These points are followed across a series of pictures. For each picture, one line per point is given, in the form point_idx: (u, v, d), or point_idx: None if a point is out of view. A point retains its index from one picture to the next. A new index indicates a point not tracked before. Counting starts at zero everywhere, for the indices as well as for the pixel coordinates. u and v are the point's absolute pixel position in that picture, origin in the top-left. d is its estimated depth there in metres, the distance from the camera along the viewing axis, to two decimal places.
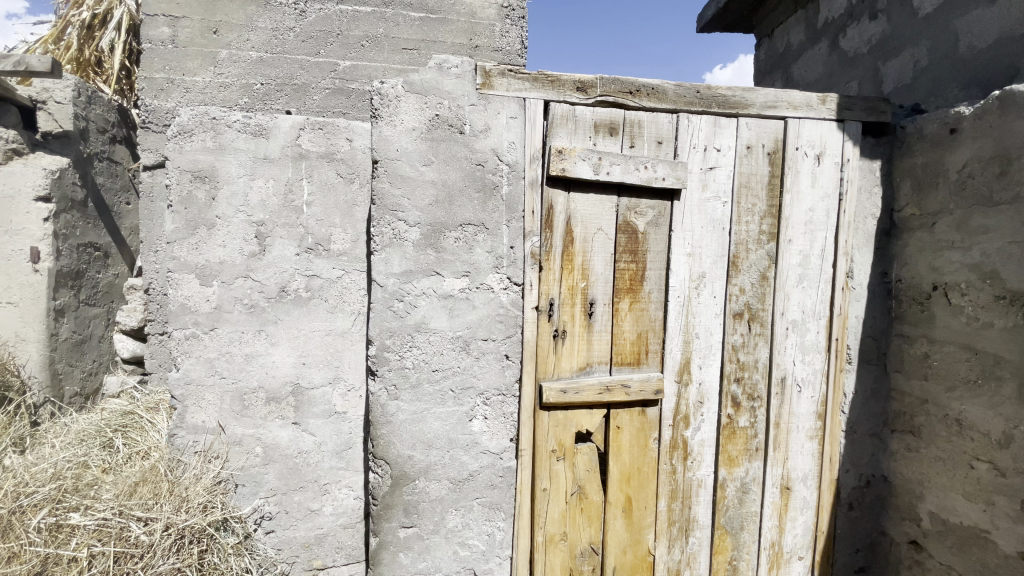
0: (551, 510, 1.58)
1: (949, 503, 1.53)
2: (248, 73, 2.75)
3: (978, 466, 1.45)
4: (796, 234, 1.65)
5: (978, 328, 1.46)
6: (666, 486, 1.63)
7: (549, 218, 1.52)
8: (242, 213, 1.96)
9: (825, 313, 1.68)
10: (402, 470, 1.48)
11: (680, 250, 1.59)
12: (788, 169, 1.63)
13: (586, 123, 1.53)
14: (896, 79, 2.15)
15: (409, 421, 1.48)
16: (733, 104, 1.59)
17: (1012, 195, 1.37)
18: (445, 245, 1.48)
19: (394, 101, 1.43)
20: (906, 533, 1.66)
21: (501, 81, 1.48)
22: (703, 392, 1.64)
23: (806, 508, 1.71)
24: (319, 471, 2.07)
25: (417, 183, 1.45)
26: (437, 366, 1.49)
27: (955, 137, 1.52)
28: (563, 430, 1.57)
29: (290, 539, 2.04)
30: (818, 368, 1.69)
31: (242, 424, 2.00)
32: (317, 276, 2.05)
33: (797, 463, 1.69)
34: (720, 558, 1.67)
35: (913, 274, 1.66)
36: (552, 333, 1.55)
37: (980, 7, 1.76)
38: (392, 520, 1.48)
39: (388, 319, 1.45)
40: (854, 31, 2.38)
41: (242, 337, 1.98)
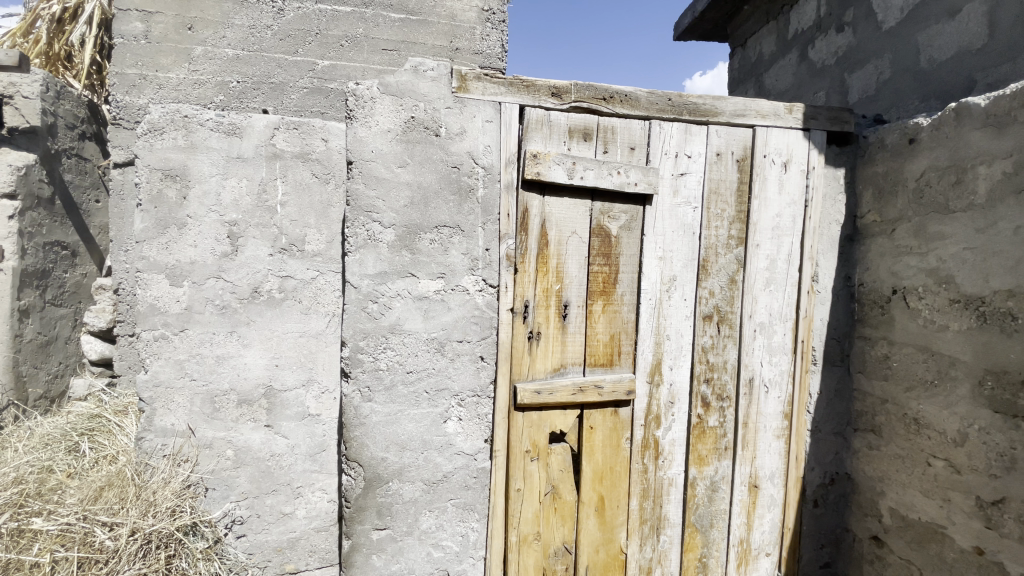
0: (525, 510, 1.59)
1: (908, 499, 1.59)
2: (224, 70, 2.70)
3: (934, 463, 1.51)
4: (764, 238, 1.70)
5: (935, 331, 1.52)
6: (638, 485, 1.66)
7: (524, 221, 1.54)
8: (214, 213, 1.93)
9: (791, 316, 1.73)
10: (375, 472, 1.48)
11: (652, 253, 1.63)
12: (755, 175, 1.68)
13: (561, 128, 1.55)
14: (861, 90, 2.23)
15: (383, 423, 1.48)
16: (703, 112, 1.63)
17: (966, 203, 1.44)
18: (420, 247, 1.48)
19: (369, 103, 1.43)
20: (868, 529, 1.72)
21: (477, 85, 1.49)
22: (674, 392, 1.67)
23: (773, 506, 1.75)
24: (292, 474, 2.05)
25: (392, 185, 1.45)
26: (411, 368, 1.49)
27: (913, 146, 1.59)
28: (537, 430, 1.59)
29: (262, 544, 2.02)
30: (785, 368, 1.74)
31: (213, 427, 1.97)
32: (291, 277, 2.03)
33: (765, 461, 1.74)
34: (690, 555, 1.70)
35: (874, 278, 1.72)
36: (526, 334, 1.56)
37: (940, 22, 1.84)
38: (365, 523, 1.48)
39: (362, 321, 1.45)
40: (822, 42, 2.46)
41: (214, 338, 1.95)
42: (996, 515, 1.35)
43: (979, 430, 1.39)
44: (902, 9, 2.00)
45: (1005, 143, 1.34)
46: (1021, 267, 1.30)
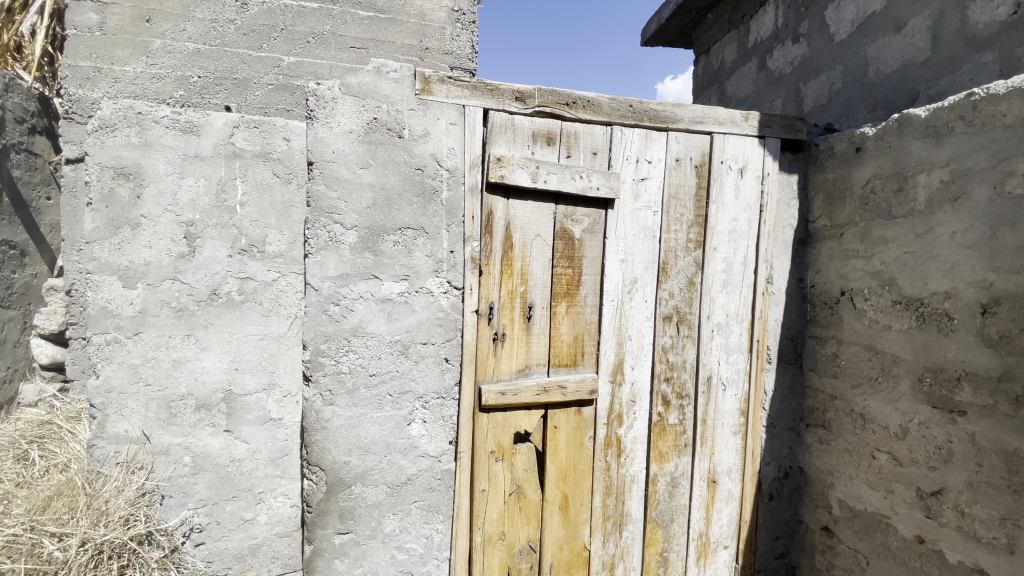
0: (489, 510, 1.60)
1: (855, 491, 1.66)
2: (184, 65, 2.62)
3: (879, 456, 1.59)
4: (721, 242, 1.75)
5: (879, 330, 1.59)
6: (601, 483, 1.69)
7: (488, 224, 1.55)
8: (170, 212, 1.89)
9: (747, 316, 1.80)
10: (338, 477, 1.47)
11: (615, 256, 1.66)
12: (713, 181, 1.73)
13: (524, 132, 1.57)
14: (815, 99, 2.32)
15: (345, 427, 1.47)
16: (663, 119, 1.67)
17: (907, 209, 1.52)
18: (383, 249, 1.47)
19: (330, 103, 1.42)
20: (819, 520, 1.79)
21: (441, 87, 1.49)
22: (636, 391, 1.71)
23: (730, 500, 1.81)
24: (253, 480, 2.01)
25: (354, 186, 1.44)
26: (374, 371, 1.48)
27: (859, 154, 1.66)
28: (501, 431, 1.60)
29: (221, 552, 1.97)
30: (741, 367, 1.80)
31: (170, 433, 1.92)
32: (251, 279, 1.99)
33: (722, 457, 1.80)
34: (651, 550, 1.75)
35: (824, 280, 1.79)
36: (491, 336, 1.57)
37: (887, 36, 1.93)
38: (327, 527, 1.46)
39: (323, 323, 1.43)
40: (779, 52, 2.55)
41: (170, 341, 1.90)
42: (935, 505, 1.43)
43: (919, 425, 1.47)
44: (853, 23, 2.09)
45: (943, 153, 1.42)
46: (957, 270, 1.38)
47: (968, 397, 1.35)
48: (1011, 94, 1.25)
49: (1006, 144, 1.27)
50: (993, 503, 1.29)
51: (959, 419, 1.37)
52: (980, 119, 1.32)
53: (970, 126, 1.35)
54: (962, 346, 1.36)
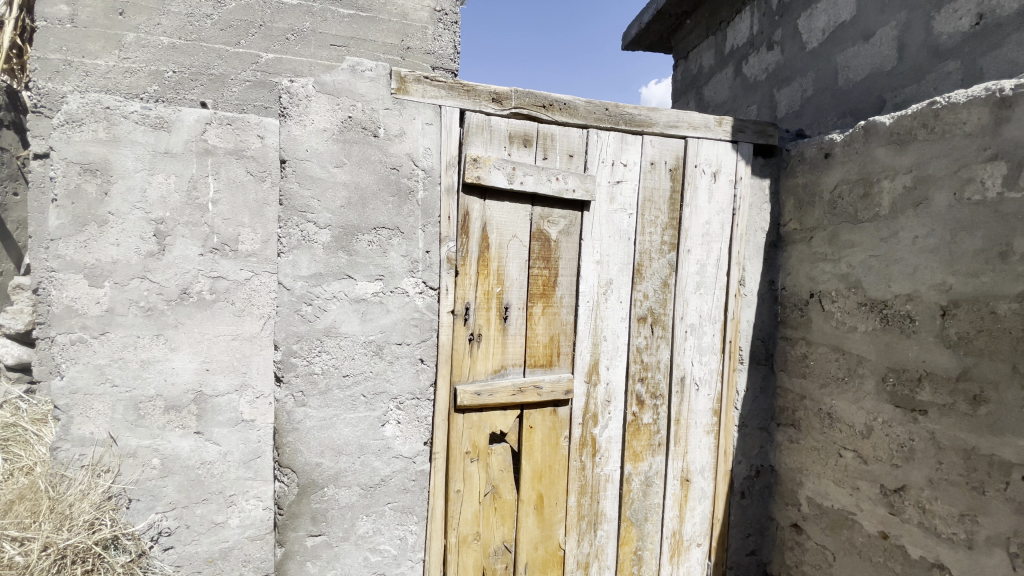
0: (464, 510, 1.59)
1: (823, 489, 1.70)
2: (159, 59, 2.57)
3: (845, 455, 1.63)
4: (694, 244, 1.78)
5: (845, 331, 1.63)
6: (576, 482, 1.71)
7: (464, 224, 1.55)
8: (139, 209, 1.85)
9: (720, 317, 1.83)
10: (310, 478, 1.46)
11: (590, 257, 1.67)
12: (686, 184, 1.76)
13: (501, 133, 1.57)
14: (788, 105, 2.37)
15: (317, 428, 1.45)
16: (638, 122, 1.69)
17: (872, 214, 1.56)
18: (357, 248, 1.46)
19: (304, 101, 1.40)
20: (789, 517, 1.83)
21: (417, 87, 1.49)
22: (611, 391, 1.72)
23: (703, 498, 1.84)
24: (224, 482, 1.98)
25: (328, 185, 1.43)
26: (348, 372, 1.47)
27: (828, 160, 1.70)
28: (477, 431, 1.60)
29: (191, 556, 1.93)
30: (714, 367, 1.83)
31: (138, 434, 1.88)
32: (223, 278, 1.96)
33: (695, 456, 1.82)
34: (626, 548, 1.76)
35: (794, 282, 1.83)
36: (467, 336, 1.57)
37: (857, 45, 1.98)
38: (299, 529, 1.45)
39: (295, 323, 1.42)
40: (754, 59, 2.59)
41: (138, 342, 1.86)
42: (897, 501, 1.47)
43: (883, 424, 1.51)
44: (824, 31, 2.14)
45: (906, 159, 1.46)
46: (919, 273, 1.42)
47: (929, 397, 1.39)
48: (970, 103, 1.30)
49: (965, 151, 1.31)
50: (952, 499, 1.33)
51: (920, 417, 1.41)
52: (942, 126, 1.37)
53: (932, 134, 1.39)
54: (924, 347, 1.40)
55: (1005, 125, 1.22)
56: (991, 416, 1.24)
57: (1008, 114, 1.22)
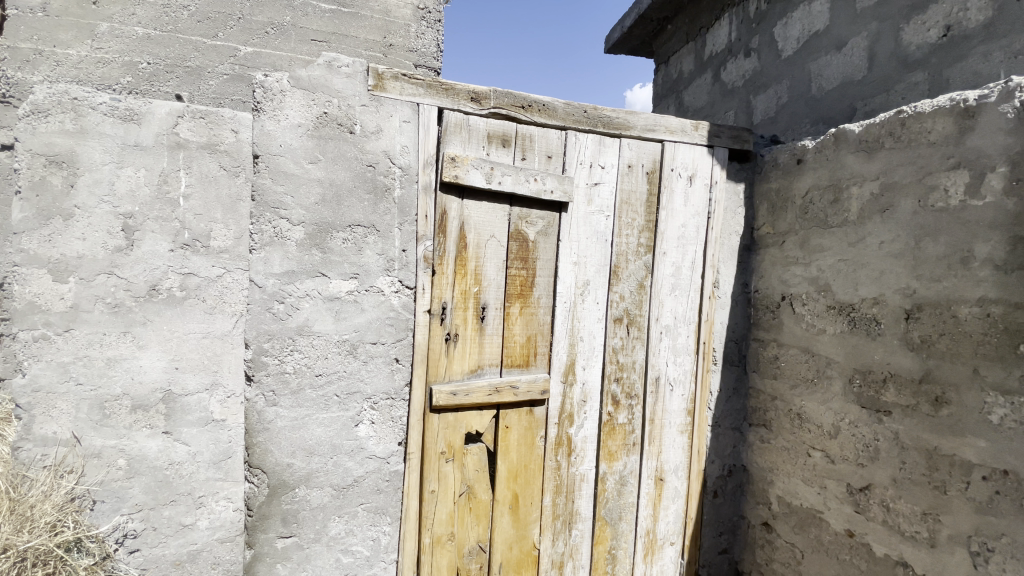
0: (438, 511, 1.59)
1: (793, 488, 1.73)
2: (133, 50, 2.51)
3: (813, 454, 1.66)
4: (670, 247, 1.80)
5: (815, 334, 1.67)
6: (551, 482, 1.71)
7: (442, 223, 1.54)
8: (106, 203, 1.80)
9: (694, 319, 1.85)
10: (280, 479, 1.43)
11: (568, 258, 1.68)
12: (663, 188, 1.78)
13: (479, 133, 1.57)
14: (763, 111, 2.41)
15: (288, 428, 1.43)
16: (616, 125, 1.71)
17: (842, 219, 1.60)
18: (331, 246, 1.44)
19: (278, 96, 1.38)
20: (760, 516, 1.86)
21: (394, 84, 1.48)
22: (587, 391, 1.74)
23: (677, 497, 1.86)
24: (193, 483, 1.95)
25: (302, 181, 1.41)
26: (321, 371, 1.45)
27: (800, 166, 1.74)
28: (452, 432, 1.59)
29: (157, 558, 1.88)
30: (688, 368, 1.85)
31: (103, 434, 1.83)
32: (194, 275, 1.94)
33: (669, 455, 1.84)
34: (600, 547, 1.77)
35: (767, 285, 1.87)
36: (443, 336, 1.56)
37: (829, 54, 2.03)
38: (269, 531, 1.43)
39: (267, 322, 1.40)
40: (732, 65, 2.64)
41: (105, 339, 1.81)
42: (863, 500, 1.51)
43: (850, 424, 1.55)
44: (799, 40, 2.19)
45: (874, 166, 1.50)
46: (885, 278, 1.46)
47: (893, 398, 1.43)
48: (935, 113, 1.34)
49: (930, 160, 1.36)
50: (915, 498, 1.37)
51: (885, 418, 1.45)
52: (908, 135, 1.41)
53: (899, 142, 1.43)
54: (889, 349, 1.44)
55: (969, 135, 1.27)
56: (952, 417, 1.29)
57: (972, 124, 1.26)
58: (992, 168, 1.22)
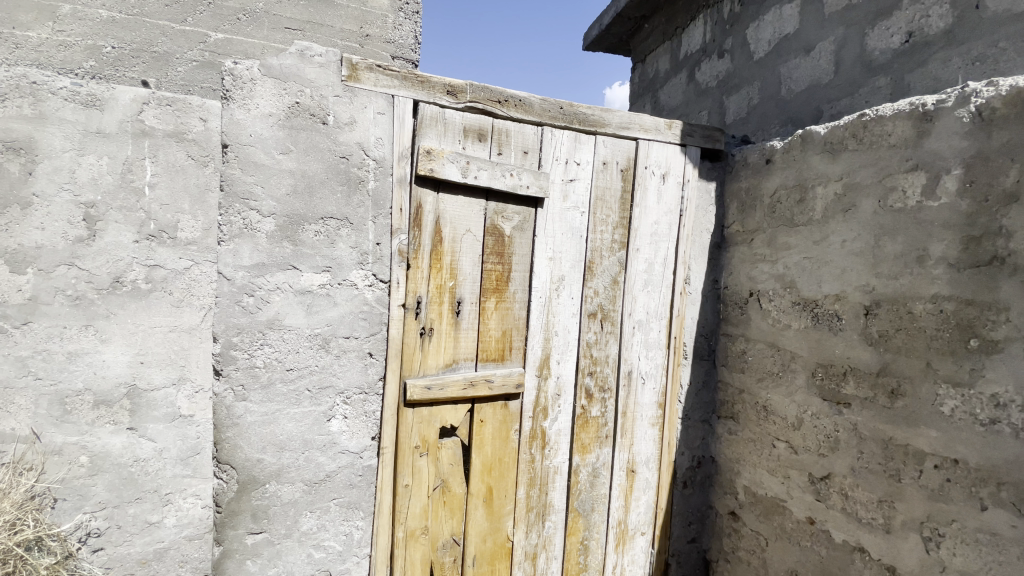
0: (412, 505, 1.59)
1: (758, 478, 1.79)
2: (97, 33, 2.42)
3: (778, 445, 1.72)
4: (643, 243, 1.84)
5: (780, 329, 1.72)
6: (525, 475, 1.73)
7: (417, 216, 1.53)
8: (66, 191, 1.74)
9: (666, 314, 1.89)
10: (250, 475, 1.41)
11: (543, 253, 1.69)
12: (637, 185, 1.81)
13: (455, 127, 1.56)
14: (735, 112, 2.46)
15: (259, 423, 1.41)
16: (592, 122, 1.73)
17: (807, 218, 1.65)
18: (303, 238, 1.42)
19: (248, 84, 1.35)
20: (727, 506, 1.92)
21: (369, 75, 1.46)
22: (561, 385, 1.76)
23: (648, 488, 1.91)
24: (160, 480, 1.92)
25: (273, 172, 1.39)
26: (292, 365, 1.44)
27: (769, 166, 1.79)
28: (427, 426, 1.59)
29: (123, 557, 1.87)
30: (659, 362, 1.89)
31: (64, 430, 1.78)
32: (160, 267, 1.89)
33: (641, 447, 1.88)
34: (573, 538, 1.80)
35: (736, 281, 1.92)
36: (418, 331, 1.56)
37: (798, 57, 2.09)
38: (238, 527, 1.41)
39: (236, 315, 1.37)
40: (706, 66, 2.68)
41: (65, 332, 1.75)
42: (824, 488, 1.57)
43: (812, 416, 1.60)
44: (770, 42, 2.24)
45: (838, 167, 1.56)
46: (846, 275, 1.52)
47: (852, 390, 1.49)
48: (895, 116, 1.40)
49: (890, 162, 1.41)
50: (872, 486, 1.43)
51: (845, 409, 1.51)
52: (870, 138, 1.47)
53: (862, 144, 1.49)
54: (850, 344, 1.50)
55: (926, 138, 1.33)
56: (907, 408, 1.35)
57: (929, 128, 1.32)
58: (947, 170, 1.28)
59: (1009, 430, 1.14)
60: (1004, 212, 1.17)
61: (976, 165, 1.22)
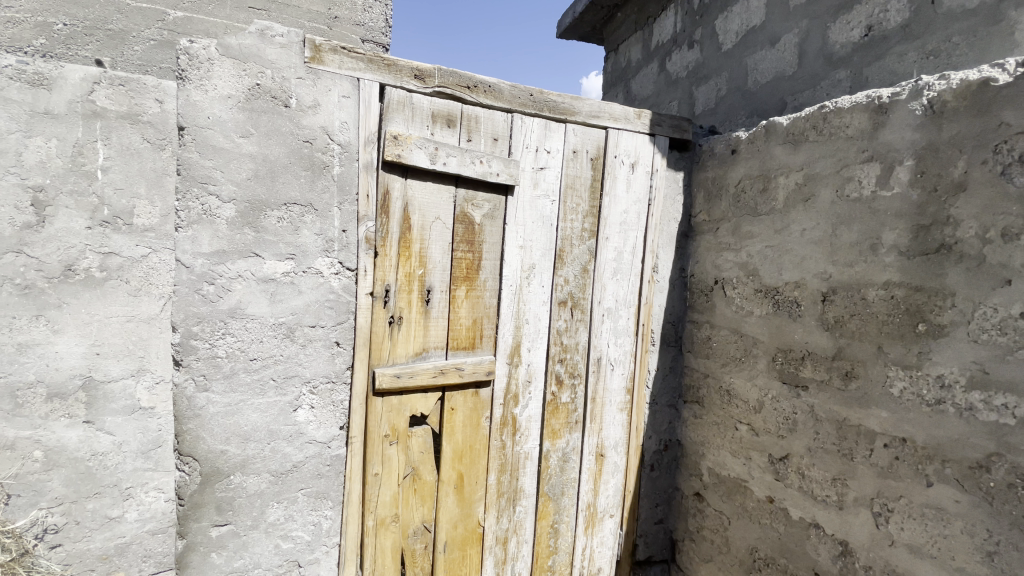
0: (382, 493, 1.59)
1: (722, 460, 1.85)
2: (47, 9, 2.29)
3: (740, 428, 1.77)
4: (613, 232, 1.86)
5: (743, 316, 1.77)
6: (496, 461, 1.74)
7: (384, 203, 1.51)
8: (14, 174, 1.78)
9: (634, 302, 1.92)
10: (214, 467, 1.39)
11: (514, 241, 1.70)
12: (607, 174, 1.82)
13: (423, 112, 1.54)
14: (703, 102, 2.50)
15: (221, 414, 1.38)
16: (562, 110, 1.73)
17: (770, 207, 1.69)
18: (266, 225, 1.39)
19: (205, 65, 1.30)
20: (692, 487, 1.98)
21: (333, 57, 1.43)
22: (531, 371, 1.77)
23: (616, 472, 1.95)
24: (120, 474, 1.99)
25: (233, 156, 1.35)
26: (256, 355, 1.41)
27: (734, 156, 1.83)
28: (396, 415, 1.59)
29: (82, 553, 1.95)
30: (628, 349, 1.93)
31: (16, 426, 1.82)
32: (115, 254, 1.94)
33: (610, 432, 1.92)
34: (543, 522, 1.84)
35: (701, 269, 1.96)
36: (387, 319, 1.55)
37: (764, 49, 2.13)
38: (202, 520, 1.38)
39: (195, 304, 1.33)
40: (677, 56, 2.71)
41: (14, 323, 1.80)
42: (782, 468, 1.63)
43: (772, 399, 1.66)
44: (737, 34, 2.27)
45: (799, 158, 1.60)
46: (805, 263, 1.57)
47: (809, 374, 1.55)
48: (854, 108, 1.44)
49: (848, 153, 1.46)
50: (826, 465, 1.49)
51: (802, 392, 1.57)
52: (829, 129, 1.51)
53: (821, 135, 1.53)
54: (808, 329, 1.55)
55: (881, 130, 1.37)
56: (860, 390, 1.41)
57: (885, 120, 1.37)
58: (900, 161, 1.33)
59: (953, 410, 1.20)
60: (952, 202, 1.21)
61: (927, 157, 1.27)
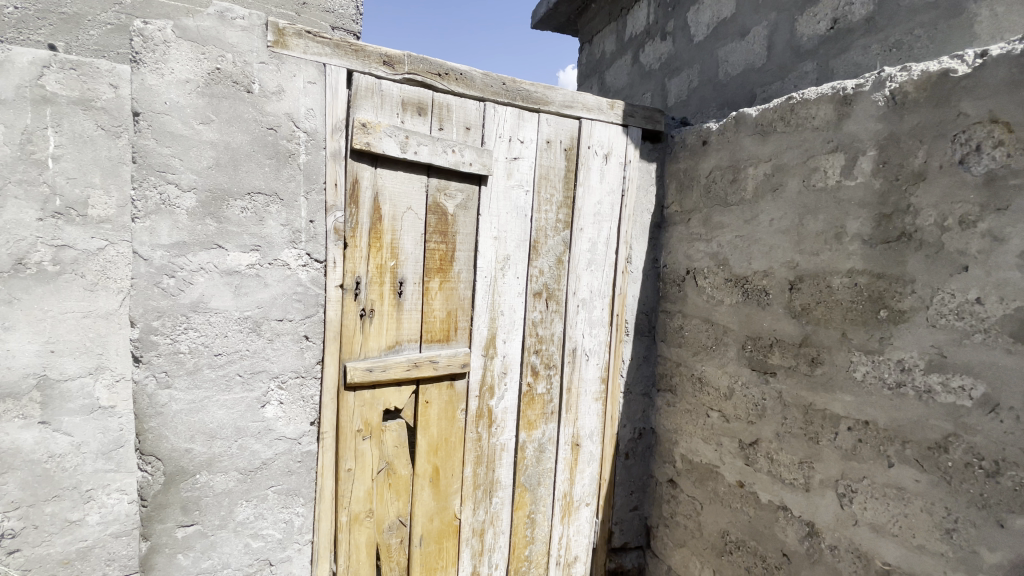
0: (356, 488, 1.57)
1: (694, 446, 1.88)
2: None
3: (712, 415, 1.80)
4: (587, 223, 1.86)
5: (714, 305, 1.80)
6: (472, 453, 1.74)
7: (354, 193, 1.48)
8: None
9: (608, 292, 1.93)
10: (179, 466, 1.35)
11: (488, 232, 1.68)
12: (580, 164, 1.82)
13: (392, 99, 1.51)
14: (676, 94, 2.51)
15: (185, 412, 1.34)
16: (535, 99, 1.72)
17: (739, 198, 1.72)
18: (229, 216, 1.35)
19: (161, 47, 1.25)
20: (666, 474, 2.01)
21: (297, 42, 1.39)
22: (507, 363, 1.77)
23: (592, 461, 1.97)
24: None
25: (192, 143, 1.30)
26: (220, 350, 1.37)
27: (705, 147, 1.84)
28: (369, 409, 1.56)
29: None
30: (603, 339, 1.94)
31: None
32: None
33: (585, 422, 1.94)
34: (520, 513, 1.84)
35: (674, 259, 1.98)
36: (358, 312, 1.52)
37: (734, 41, 2.15)
38: (166, 521, 1.34)
39: (155, 298, 1.28)
40: (650, 48, 2.72)
41: None
42: (752, 453, 1.66)
43: (742, 386, 1.69)
44: (709, 25, 2.29)
45: (767, 148, 1.62)
46: (773, 252, 1.60)
47: (778, 360, 1.58)
48: (819, 100, 1.47)
49: (814, 143, 1.48)
50: (794, 449, 1.53)
51: (771, 378, 1.60)
52: (796, 120, 1.53)
53: (789, 126, 1.55)
54: (776, 317, 1.59)
55: (846, 121, 1.40)
56: (825, 375, 1.44)
57: (849, 111, 1.39)
58: (863, 151, 1.36)
59: (913, 392, 1.24)
60: (912, 191, 1.25)
61: (888, 147, 1.30)
